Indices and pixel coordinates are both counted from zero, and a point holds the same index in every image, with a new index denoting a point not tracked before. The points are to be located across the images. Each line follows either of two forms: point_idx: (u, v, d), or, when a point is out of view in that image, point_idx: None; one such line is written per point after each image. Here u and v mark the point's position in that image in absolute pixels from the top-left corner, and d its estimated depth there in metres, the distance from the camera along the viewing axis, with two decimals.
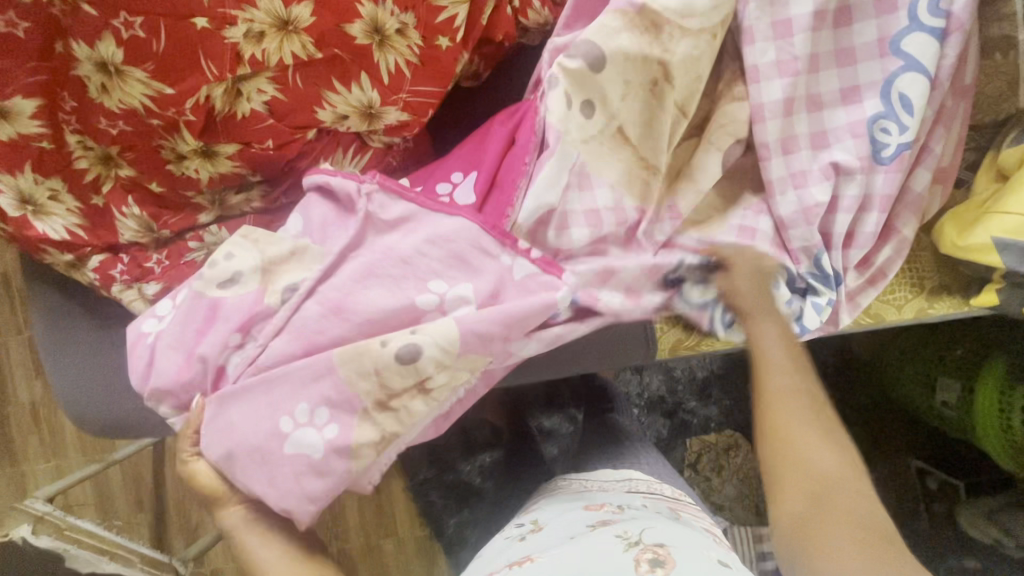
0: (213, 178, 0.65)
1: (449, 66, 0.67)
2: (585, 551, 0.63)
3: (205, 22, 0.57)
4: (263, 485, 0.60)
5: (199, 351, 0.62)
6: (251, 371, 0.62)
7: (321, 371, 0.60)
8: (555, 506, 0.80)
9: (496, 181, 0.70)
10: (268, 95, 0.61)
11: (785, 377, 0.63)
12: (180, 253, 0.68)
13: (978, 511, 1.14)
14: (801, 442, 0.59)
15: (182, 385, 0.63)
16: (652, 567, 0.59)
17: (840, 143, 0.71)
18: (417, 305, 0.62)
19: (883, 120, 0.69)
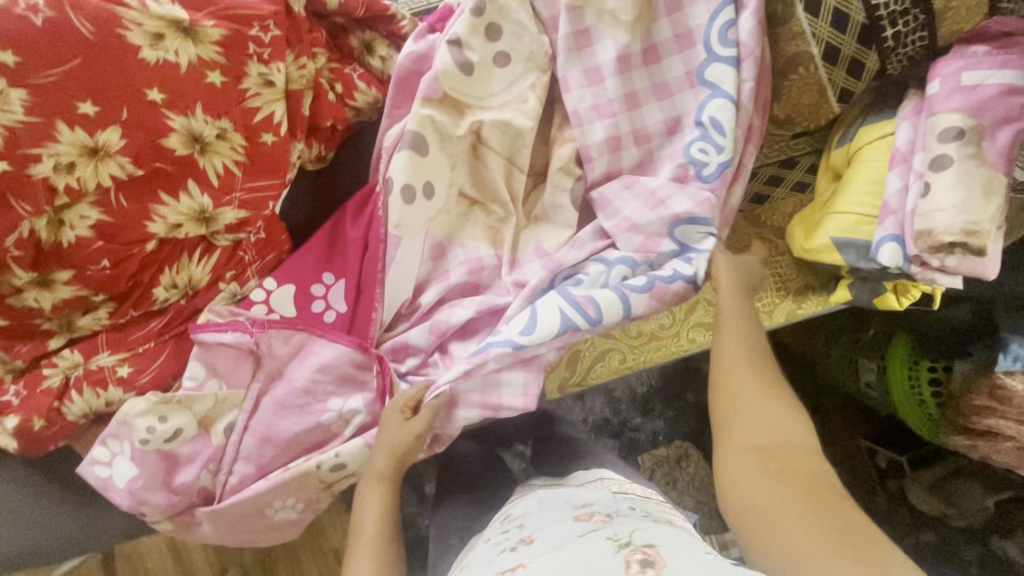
0: (57, 304, 0.65)
1: (282, 158, 0.70)
2: (569, 558, 0.49)
3: (5, 165, 0.56)
4: (243, 538, 0.75)
5: (177, 485, 0.69)
6: (226, 494, 0.71)
7: (274, 489, 0.70)
8: (545, 513, 0.65)
9: (362, 285, 0.75)
10: (93, 219, 0.62)
11: (741, 346, 0.63)
12: (36, 380, 0.67)
13: (923, 483, 1.09)
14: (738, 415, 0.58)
15: (150, 508, 0.69)
16: (642, 568, 0.45)
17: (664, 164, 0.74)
18: (324, 423, 0.71)
19: (699, 142, 0.71)
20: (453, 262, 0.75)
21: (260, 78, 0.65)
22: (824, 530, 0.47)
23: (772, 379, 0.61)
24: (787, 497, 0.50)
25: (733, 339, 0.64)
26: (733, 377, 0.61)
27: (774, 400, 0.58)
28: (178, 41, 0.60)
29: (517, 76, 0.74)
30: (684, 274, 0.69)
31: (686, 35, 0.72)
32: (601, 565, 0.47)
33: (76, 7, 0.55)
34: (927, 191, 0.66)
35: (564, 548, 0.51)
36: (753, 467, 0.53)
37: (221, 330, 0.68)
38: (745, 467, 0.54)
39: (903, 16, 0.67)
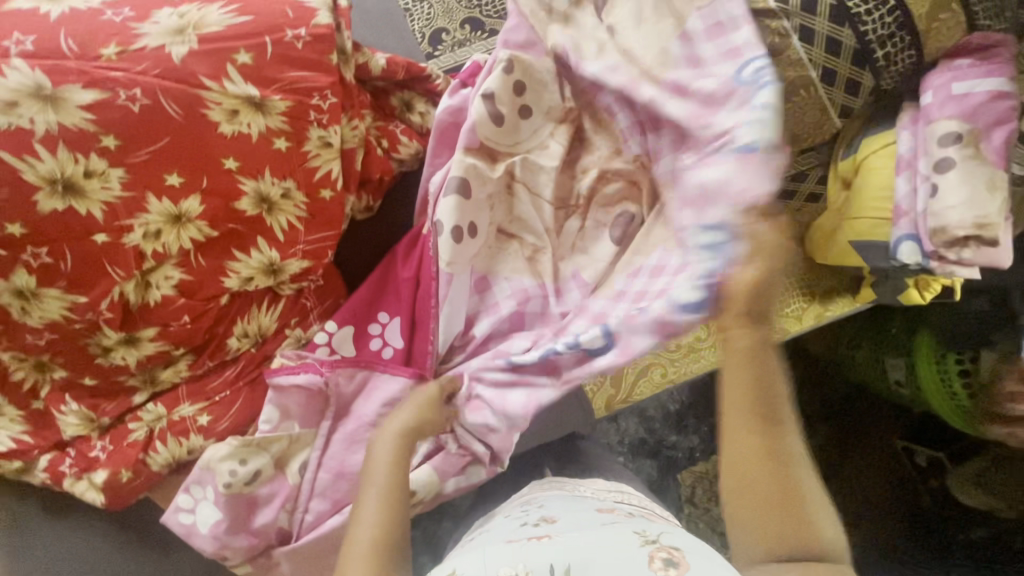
0: (141, 361, 0.70)
1: (338, 211, 0.76)
2: (595, 542, 0.56)
3: (103, 236, 0.62)
4: None
5: (257, 526, 0.72)
6: (303, 532, 0.73)
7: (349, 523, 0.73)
8: (565, 503, 0.70)
9: (417, 321, 0.80)
10: (175, 279, 0.68)
11: (747, 445, 0.60)
12: (122, 435, 0.71)
13: (965, 475, 1.05)
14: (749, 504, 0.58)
15: (233, 551, 0.72)
16: (666, 566, 0.52)
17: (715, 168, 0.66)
18: None
19: (745, 150, 0.63)
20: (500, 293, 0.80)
21: (320, 141, 0.71)
22: None
23: (781, 477, 0.58)
24: None
25: (735, 439, 0.60)
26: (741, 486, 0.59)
27: (783, 501, 0.58)
28: (250, 115, 0.66)
29: (542, 128, 0.82)
30: (675, 299, 0.64)
31: (733, 54, 0.69)
32: (623, 555, 0.54)
33: (166, 92, 0.61)
34: (936, 191, 0.72)
35: (590, 533, 0.58)
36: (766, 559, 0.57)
37: (294, 373, 0.73)
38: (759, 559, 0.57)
39: (891, 39, 0.73)
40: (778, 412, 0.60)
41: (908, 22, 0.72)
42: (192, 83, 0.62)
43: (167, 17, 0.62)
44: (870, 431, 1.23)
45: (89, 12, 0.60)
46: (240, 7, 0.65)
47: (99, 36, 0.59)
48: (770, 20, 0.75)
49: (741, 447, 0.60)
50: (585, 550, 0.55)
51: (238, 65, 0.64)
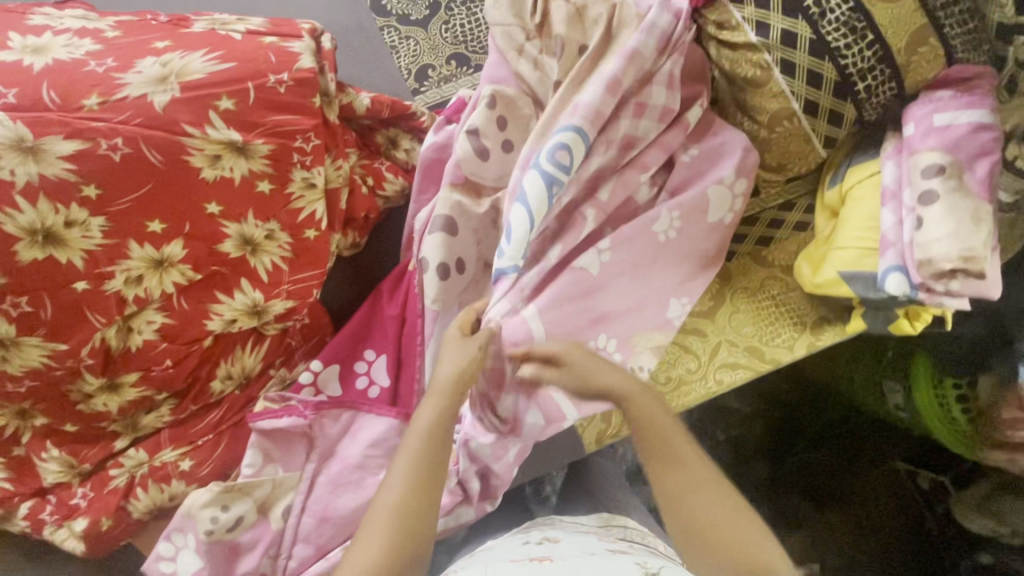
0: (124, 406, 0.69)
1: (323, 251, 0.76)
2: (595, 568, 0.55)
3: (85, 284, 0.62)
4: None
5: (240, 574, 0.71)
6: None
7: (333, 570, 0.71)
8: (571, 536, 0.70)
9: (404, 358, 0.79)
10: (157, 323, 0.68)
11: (674, 487, 0.67)
12: (103, 481, 0.70)
13: (970, 500, 1.03)
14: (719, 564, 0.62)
15: None
16: None
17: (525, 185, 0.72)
18: None
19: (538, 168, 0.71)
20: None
21: (303, 182, 0.71)
22: None
23: (704, 487, 0.67)
24: None
25: (662, 480, 0.68)
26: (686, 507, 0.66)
27: (714, 510, 0.65)
28: (233, 159, 0.66)
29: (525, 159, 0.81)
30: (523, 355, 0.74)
31: (612, 87, 0.74)
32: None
33: (148, 141, 0.61)
34: (921, 222, 0.71)
35: (591, 560, 0.57)
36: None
37: (278, 416, 0.72)
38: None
39: (871, 71, 0.73)
40: (674, 430, 0.70)
41: (888, 57, 0.72)
42: (175, 131, 0.62)
43: (150, 66, 0.62)
44: (870, 450, 1.16)
45: (72, 63, 0.60)
46: (224, 54, 0.66)
47: (81, 87, 0.59)
48: (750, 53, 0.76)
49: (672, 483, 0.68)
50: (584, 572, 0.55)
51: (221, 111, 0.64)
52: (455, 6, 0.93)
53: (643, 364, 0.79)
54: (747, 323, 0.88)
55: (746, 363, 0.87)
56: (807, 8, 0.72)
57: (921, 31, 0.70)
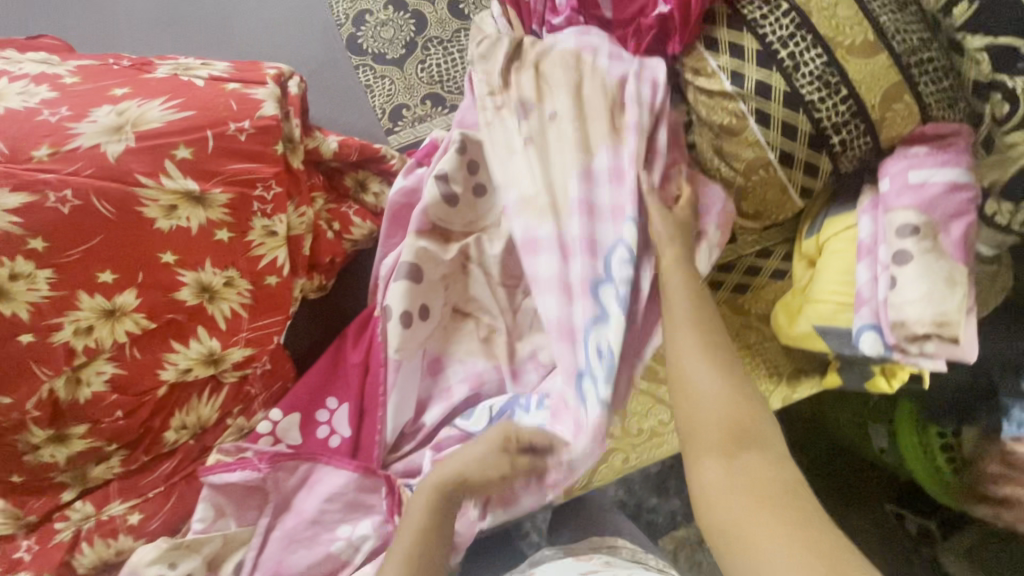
0: (71, 458, 0.67)
1: (285, 296, 0.74)
2: None
3: (29, 336, 0.60)
4: None
5: None
6: None
7: None
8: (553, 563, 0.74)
9: (366, 407, 0.77)
10: (108, 374, 0.66)
11: (697, 360, 0.61)
12: (51, 532, 0.67)
13: (956, 550, 1.02)
14: (703, 403, 0.59)
15: None
16: None
17: (579, 304, 0.69)
18: (334, 554, 0.71)
19: (596, 289, 0.68)
20: (454, 377, 0.79)
21: (264, 230, 0.70)
22: (800, 534, 0.47)
23: (714, 348, 0.62)
24: (766, 522, 0.49)
25: (678, 328, 0.63)
26: (693, 401, 0.59)
27: (735, 402, 0.57)
28: (190, 209, 0.65)
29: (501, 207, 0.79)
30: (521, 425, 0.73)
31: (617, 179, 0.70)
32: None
33: (99, 192, 0.60)
34: (895, 283, 0.70)
35: None
36: (716, 449, 0.55)
37: (230, 470, 0.70)
38: (710, 451, 0.55)
39: (846, 125, 0.70)
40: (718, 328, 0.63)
41: (863, 111, 0.70)
42: (128, 182, 0.61)
43: (105, 114, 0.61)
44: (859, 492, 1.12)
45: (24, 112, 0.59)
46: (183, 101, 0.65)
47: (31, 138, 0.58)
48: (726, 102, 0.73)
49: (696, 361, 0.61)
50: None
51: (177, 160, 0.63)
52: (432, 46, 0.92)
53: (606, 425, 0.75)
54: None
55: None
56: (781, 59, 0.69)
57: (896, 88, 0.69)
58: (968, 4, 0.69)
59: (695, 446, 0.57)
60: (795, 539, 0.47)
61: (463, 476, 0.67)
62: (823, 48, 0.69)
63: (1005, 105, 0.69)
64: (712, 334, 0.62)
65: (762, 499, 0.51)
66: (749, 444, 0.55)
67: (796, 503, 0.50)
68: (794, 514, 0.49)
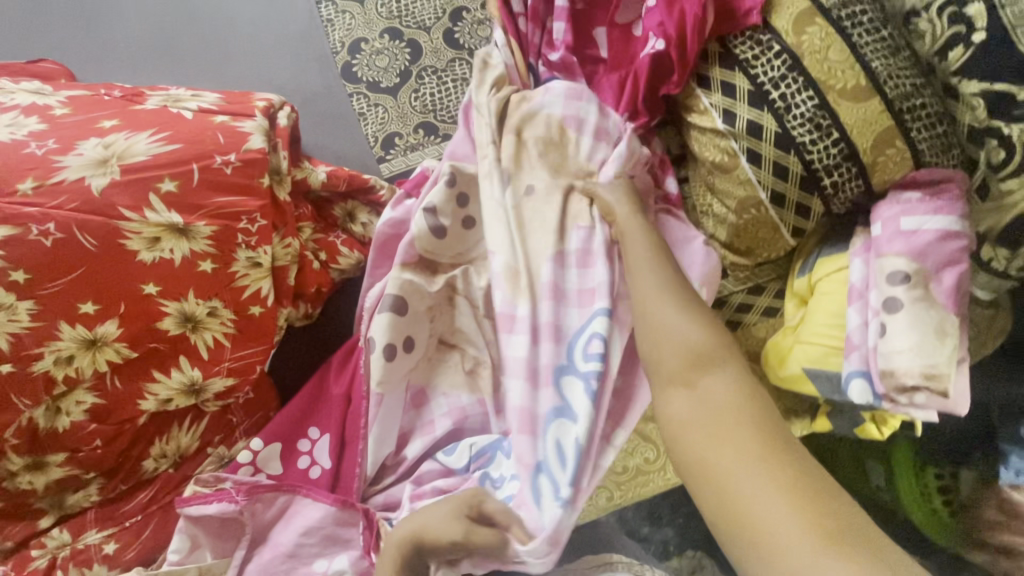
0: (49, 485, 0.67)
1: (268, 326, 0.74)
2: None
3: (9, 366, 0.61)
4: None
5: None
6: None
7: None
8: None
9: (347, 439, 0.76)
10: (87, 403, 0.66)
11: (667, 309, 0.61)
12: (25, 561, 0.66)
13: None
14: (664, 342, 0.58)
15: None
16: None
17: (544, 395, 0.69)
18: None
19: (559, 377, 0.69)
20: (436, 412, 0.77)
21: (248, 261, 0.70)
22: (779, 471, 0.47)
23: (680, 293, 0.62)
24: (746, 456, 0.48)
25: (644, 273, 0.65)
26: (660, 341, 0.59)
27: (701, 339, 0.57)
28: (173, 241, 0.65)
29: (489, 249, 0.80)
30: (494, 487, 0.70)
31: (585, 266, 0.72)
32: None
33: (82, 225, 0.60)
34: (885, 330, 0.69)
35: None
36: (680, 379, 0.55)
37: (207, 502, 0.70)
38: (675, 383, 0.55)
39: (837, 168, 0.69)
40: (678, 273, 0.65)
41: (855, 155, 0.68)
42: (112, 215, 0.62)
43: (92, 147, 0.62)
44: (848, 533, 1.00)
45: (13, 145, 0.60)
46: (171, 134, 0.66)
47: (18, 171, 0.59)
48: (717, 139, 0.72)
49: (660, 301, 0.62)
50: None
51: (162, 193, 0.64)
52: (426, 75, 0.92)
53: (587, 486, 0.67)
54: None
55: None
56: (772, 100, 0.69)
57: (886, 133, 0.67)
58: (964, 48, 0.66)
59: (659, 379, 0.57)
60: (761, 459, 0.48)
61: (420, 540, 0.64)
62: (814, 91, 0.68)
63: (1000, 152, 0.67)
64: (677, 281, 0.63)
65: (735, 430, 0.50)
66: (710, 369, 0.55)
67: (760, 425, 0.50)
68: (768, 443, 0.49)
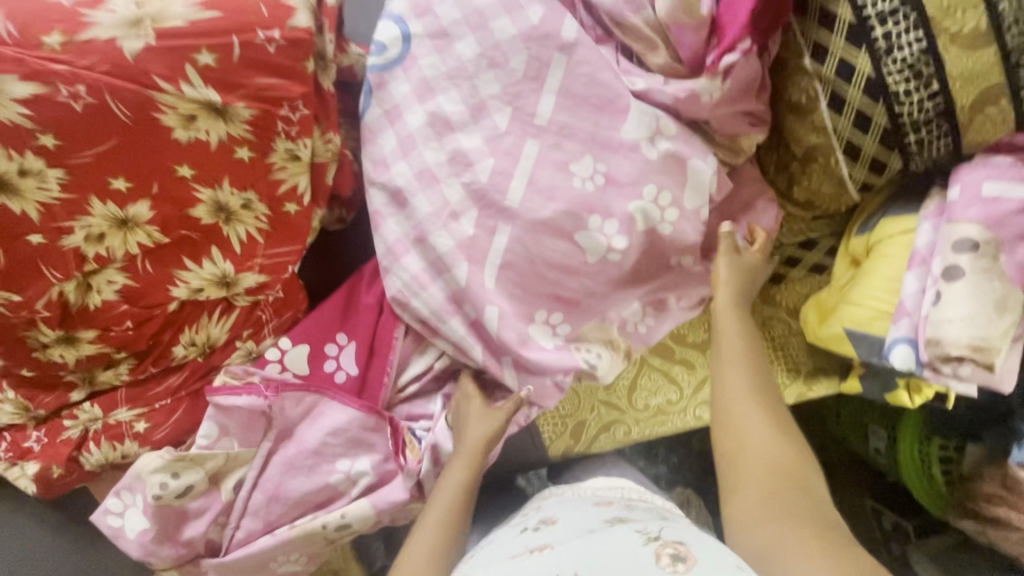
0: (80, 360, 0.67)
1: (303, 226, 0.70)
2: (598, 547, 0.50)
3: (40, 237, 0.59)
4: None
5: (186, 535, 0.71)
6: (234, 546, 0.73)
7: (280, 542, 0.72)
8: (561, 503, 0.66)
9: (375, 349, 0.75)
10: (118, 284, 0.64)
11: (747, 469, 0.58)
12: (58, 429, 0.68)
13: (925, 552, 1.04)
14: (732, 359, 0.66)
15: (159, 554, 0.70)
16: (673, 562, 0.47)
17: (445, 93, 0.70)
18: (331, 484, 0.72)
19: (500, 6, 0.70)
20: (445, 316, 0.71)
21: (287, 153, 0.66)
22: None
23: (763, 410, 0.62)
24: None
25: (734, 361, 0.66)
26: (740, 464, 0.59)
27: (762, 468, 0.58)
28: (210, 121, 0.61)
29: (562, 170, 0.70)
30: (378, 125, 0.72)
31: None
32: (630, 555, 0.48)
33: (114, 92, 0.56)
34: (940, 299, 0.66)
35: (589, 540, 0.51)
36: (753, 482, 0.57)
37: (236, 393, 0.70)
38: (749, 484, 0.57)
39: (926, 125, 0.67)
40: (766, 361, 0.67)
41: (952, 112, 0.65)
42: (145, 83, 0.57)
43: (123, 4, 0.56)
44: (837, 483, 1.15)
45: None
46: None
47: (43, 21, 0.54)
48: (800, 77, 0.71)
49: (739, 419, 0.62)
50: (583, 558, 0.49)
51: (199, 66, 0.58)
52: None
53: (398, 128, 0.71)
54: None
55: None
56: (874, 39, 0.64)
57: (988, 93, 0.64)
58: None
59: (730, 474, 0.59)
60: (815, 536, 0.51)
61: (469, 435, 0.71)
62: (925, 33, 0.63)
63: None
64: (757, 367, 0.66)
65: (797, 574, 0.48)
66: (789, 487, 0.56)
67: (800, 486, 0.56)
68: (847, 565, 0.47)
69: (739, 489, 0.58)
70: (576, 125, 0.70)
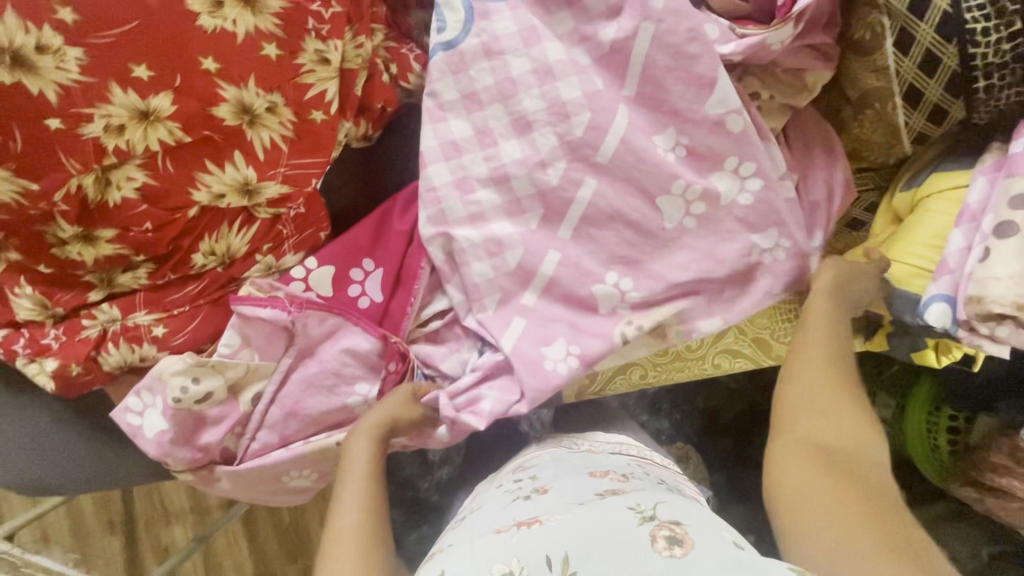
0: (98, 260, 0.65)
1: (329, 136, 0.68)
2: (590, 522, 0.49)
3: (58, 123, 0.56)
4: (263, 494, 0.77)
5: (203, 441, 0.72)
6: (250, 456, 0.73)
7: (296, 457, 0.72)
8: (557, 463, 0.68)
9: (400, 277, 0.74)
10: (138, 182, 0.62)
11: (803, 424, 0.59)
12: (76, 328, 0.68)
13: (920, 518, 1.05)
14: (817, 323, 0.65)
15: (176, 457, 0.71)
16: (670, 546, 0.46)
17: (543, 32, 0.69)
18: (349, 406, 0.72)
19: None
20: (475, 257, 0.70)
21: (315, 55, 0.65)
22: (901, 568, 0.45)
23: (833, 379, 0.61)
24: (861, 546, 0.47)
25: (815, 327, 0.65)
26: (798, 419, 0.59)
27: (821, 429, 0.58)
28: (237, 10, 0.59)
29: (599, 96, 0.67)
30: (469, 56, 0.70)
31: None
32: (628, 535, 0.48)
33: None
34: (987, 255, 0.62)
35: (581, 513, 0.51)
36: (805, 438, 0.58)
37: (260, 306, 0.69)
38: (800, 438, 0.58)
39: (1000, 69, 0.62)
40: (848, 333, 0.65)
41: None
42: None
43: None
44: None
45: None
46: None
47: None
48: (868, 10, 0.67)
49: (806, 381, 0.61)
50: (574, 537, 0.48)
51: None
52: None
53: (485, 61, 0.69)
54: (764, 315, 0.80)
55: (748, 353, 0.82)
56: None
57: None
58: None
59: (785, 427, 0.60)
60: (860, 497, 0.52)
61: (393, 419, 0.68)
62: None
63: None
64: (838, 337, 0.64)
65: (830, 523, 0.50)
66: (845, 452, 0.56)
67: (857, 455, 0.56)
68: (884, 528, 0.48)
69: (791, 441, 0.59)
70: (614, 49, 0.67)
